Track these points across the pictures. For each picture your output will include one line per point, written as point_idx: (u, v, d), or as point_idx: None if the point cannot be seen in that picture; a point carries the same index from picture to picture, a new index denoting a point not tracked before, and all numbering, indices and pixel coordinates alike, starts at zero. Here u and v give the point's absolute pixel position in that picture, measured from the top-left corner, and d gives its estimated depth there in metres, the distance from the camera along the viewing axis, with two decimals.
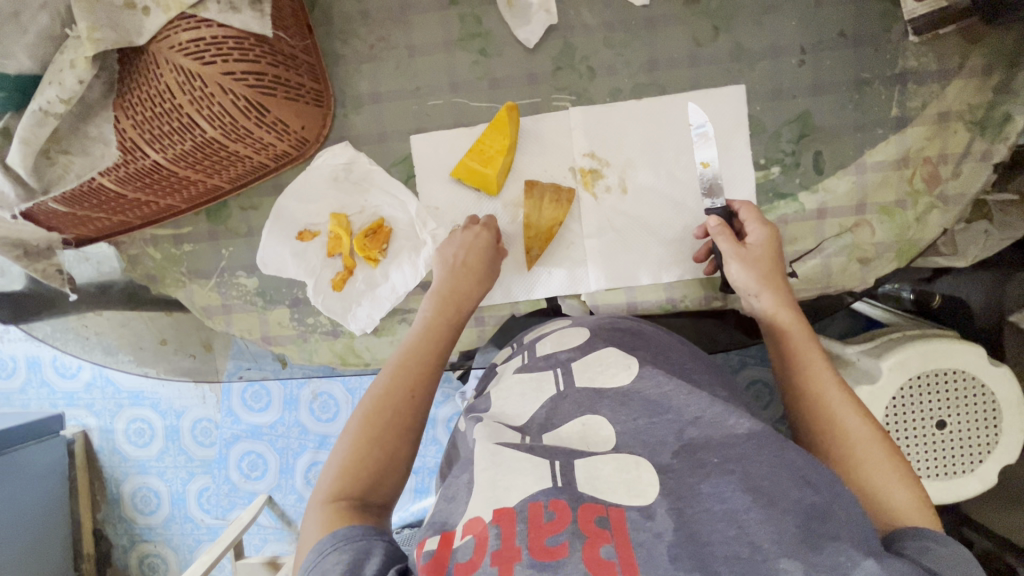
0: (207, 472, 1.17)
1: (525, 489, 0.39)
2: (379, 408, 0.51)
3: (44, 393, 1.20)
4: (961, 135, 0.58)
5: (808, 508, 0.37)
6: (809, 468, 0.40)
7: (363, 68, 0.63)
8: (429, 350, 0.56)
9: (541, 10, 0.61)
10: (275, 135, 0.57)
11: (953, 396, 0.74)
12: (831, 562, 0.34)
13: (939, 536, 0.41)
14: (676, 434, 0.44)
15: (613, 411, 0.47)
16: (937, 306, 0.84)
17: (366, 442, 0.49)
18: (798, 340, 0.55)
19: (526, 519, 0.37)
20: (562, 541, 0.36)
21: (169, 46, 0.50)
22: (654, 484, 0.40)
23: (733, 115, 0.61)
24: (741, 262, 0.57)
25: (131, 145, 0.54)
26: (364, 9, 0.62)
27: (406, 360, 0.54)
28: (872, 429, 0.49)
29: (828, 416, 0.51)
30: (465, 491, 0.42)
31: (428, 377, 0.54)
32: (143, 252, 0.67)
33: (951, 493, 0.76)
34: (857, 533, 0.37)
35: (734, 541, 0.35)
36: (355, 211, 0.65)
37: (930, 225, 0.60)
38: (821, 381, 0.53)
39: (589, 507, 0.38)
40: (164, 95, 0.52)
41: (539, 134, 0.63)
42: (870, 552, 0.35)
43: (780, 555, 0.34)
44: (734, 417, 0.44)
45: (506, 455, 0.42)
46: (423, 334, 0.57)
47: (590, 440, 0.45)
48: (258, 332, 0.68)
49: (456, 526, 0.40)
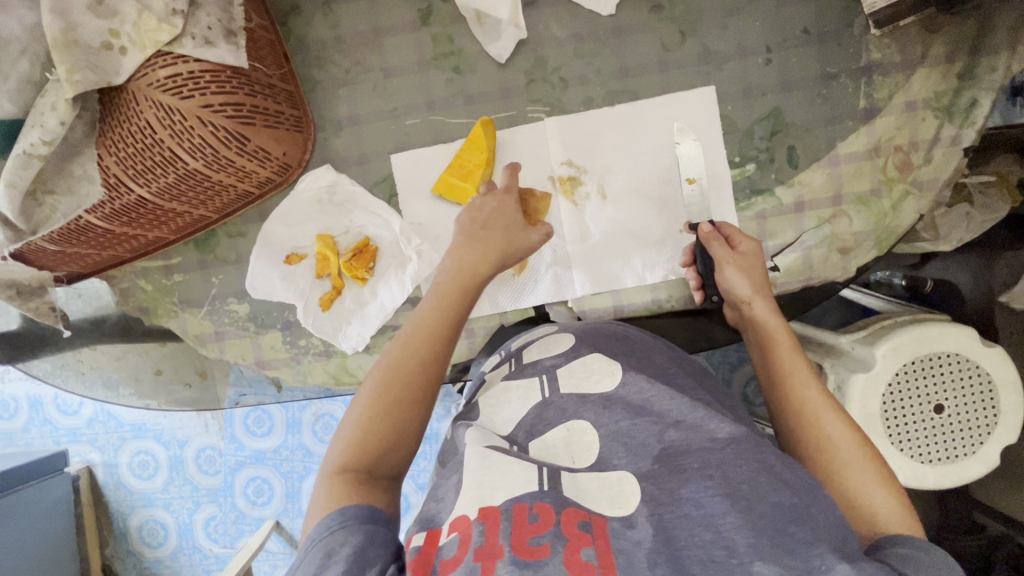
0: (213, 501, 1.17)
1: (512, 488, 0.40)
2: (393, 373, 0.50)
3: (47, 431, 1.21)
4: (930, 122, 0.60)
5: (786, 509, 0.37)
6: (789, 470, 0.40)
7: (341, 92, 0.64)
8: (447, 318, 0.53)
9: (510, 25, 0.62)
10: (257, 163, 0.58)
11: (949, 380, 0.75)
12: (805, 566, 0.34)
13: (921, 543, 0.41)
14: (658, 437, 0.44)
15: (596, 415, 0.47)
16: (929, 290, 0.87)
17: (377, 412, 0.48)
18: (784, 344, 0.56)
19: (510, 518, 0.38)
20: (543, 543, 0.36)
21: (148, 83, 0.51)
22: (636, 493, 0.40)
23: (706, 116, 0.62)
24: (737, 266, 0.58)
25: (115, 181, 0.55)
26: (338, 35, 0.64)
27: (427, 329, 0.52)
28: (855, 436, 0.50)
29: (811, 420, 0.52)
30: (453, 491, 0.42)
31: (448, 347, 0.53)
32: (134, 285, 0.68)
33: (956, 478, 0.76)
34: (834, 537, 0.36)
35: (710, 545, 0.36)
36: (340, 232, 0.66)
37: (906, 212, 0.61)
38: (805, 387, 0.53)
39: (573, 511, 0.39)
40: (144, 131, 0.52)
41: (516, 146, 0.64)
42: (847, 557, 0.35)
43: (755, 558, 0.34)
44: (715, 422, 0.44)
45: (495, 458, 0.42)
46: (439, 303, 0.54)
47: (575, 448, 0.45)
48: (252, 357, 0.68)
49: (443, 525, 0.40)
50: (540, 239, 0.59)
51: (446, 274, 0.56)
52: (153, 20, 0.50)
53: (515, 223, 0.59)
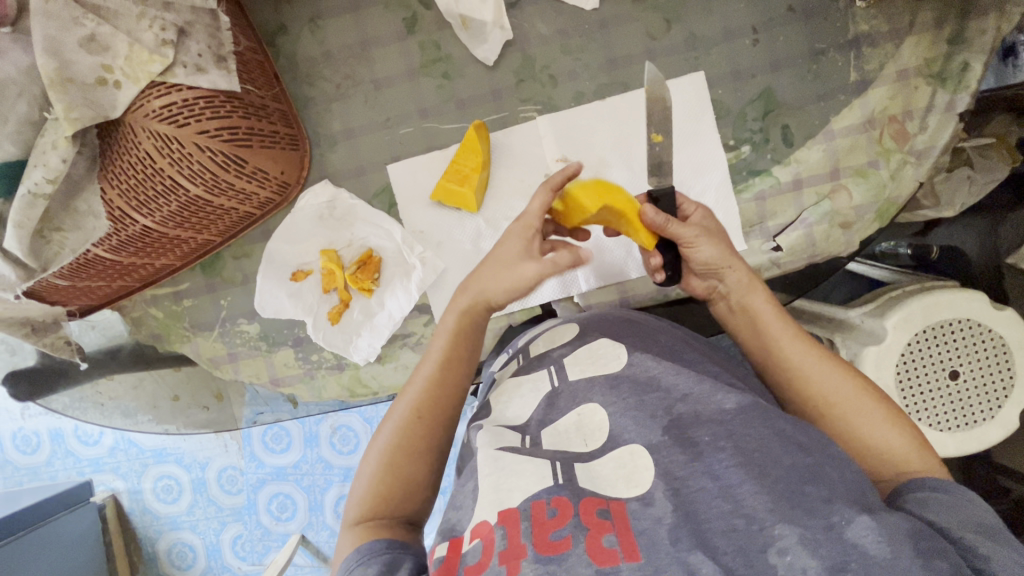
0: (238, 520, 1.18)
1: (528, 488, 0.40)
2: (400, 431, 0.52)
3: (70, 463, 1.23)
4: (923, 89, 0.59)
5: (802, 471, 0.38)
6: (800, 432, 0.40)
7: (333, 107, 0.65)
8: (446, 365, 0.55)
9: (495, 27, 0.62)
10: (256, 184, 0.59)
11: (963, 346, 0.74)
12: (825, 523, 0.34)
13: (942, 484, 0.41)
14: (666, 408, 0.44)
15: (604, 395, 0.47)
16: (936, 257, 0.89)
17: (387, 466, 0.51)
18: (763, 310, 0.54)
19: (529, 517, 0.38)
20: (565, 535, 0.36)
21: (144, 114, 0.51)
22: (649, 467, 0.40)
23: (697, 101, 0.62)
24: (708, 239, 0.53)
25: (120, 214, 0.55)
26: (326, 50, 0.64)
27: (426, 386, 0.54)
28: (854, 383, 0.50)
29: (816, 385, 0.50)
30: (471, 498, 0.42)
31: (451, 398, 0.54)
32: (145, 313, 0.69)
33: (975, 442, 0.76)
34: (852, 491, 0.37)
35: (730, 514, 0.36)
36: (343, 245, 0.67)
37: (905, 180, 0.60)
38: (799, 349, 0.52)
39: (591, 500, 0.39)
40: (144, 162, 0.53)
41: (510, 146, 0.64)
42: (865, 510, 0.35)
43: (775, 521, 0.35)
44: (722, 393, 0.44)
45: (508, 459, 0.43)
46: (439, 364, 0.54)
47: (587, 431, 0.45)
48: (265, 375, 0.69)
49: (464, 531, 0.40)
50: (533, 271, 0.53)
51: (444, 333, 0.56)
52: (144, 52, 0.50)
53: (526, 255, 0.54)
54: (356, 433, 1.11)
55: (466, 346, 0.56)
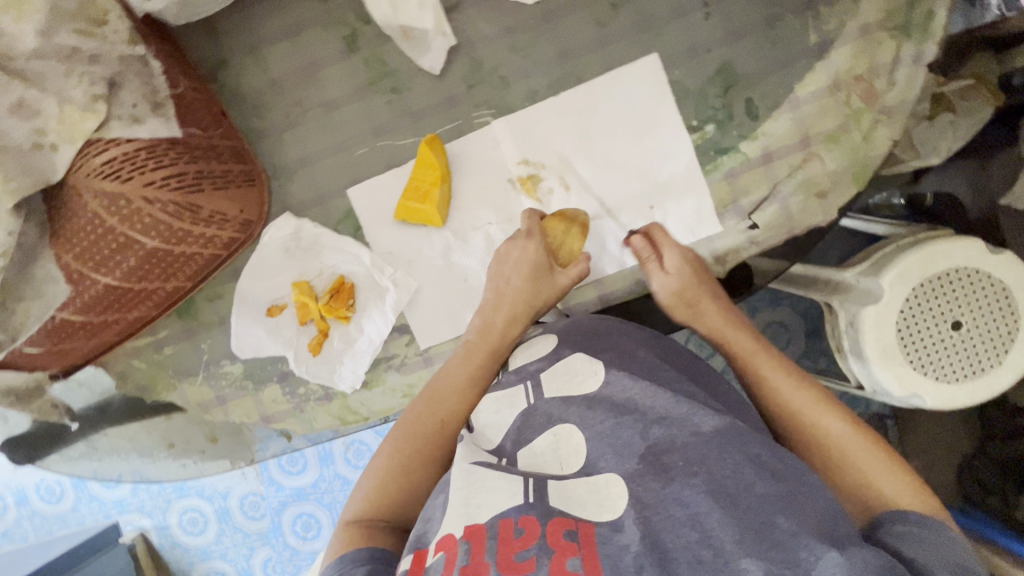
0: (266, 543, 1.20)
1: (497, 505, 0.39)
2: (413, 431, 0.55)
3: (95, 506, 1.25)
4: (887, 43, 0.57)
5: (773, 499, 0.37)
6: (775, 460, 0.40)
7: (285, 136, 0.63)
8: (471, 377, 0.58)
9: (437, 35, 0.60)
10: (216, 227, 0.58)
11: (965, 294, 0.73)
12: (793, 559, 0.34)
13: (924, 521, 0.43)
14: (641, 434, 0.43)
15: (580, 415, 0.46)
16: (931, 202, 0.90)
17: (394, 464, 0.54)
18: (745, 350, 0.59)
19: (496, 535, 0.37)
20: (530, 557, 0.36)
21: (86, 173, 0.50)
22: (624, 495, 0.39)
23: (654, 85, 0.60)
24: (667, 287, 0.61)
25: (78, 276, 0.54)
26: (270, 80, 0.63)
27: (445, 388, 0.57)
28: (848, 427, 0.51)
29: (810, 424, 0.52)
30: (440, 509, 0.42)
31: (467, 400, 0.57)
32: (129, 365, 0.69)
33: (987, 388, 0.74)
34: (822, 522, 0.37)
35: (696, 545, 0.36)
36: (314, 275, 0.66)
37: (878, 140, 0.58)
38: (789, 392, 0.54)
39: (559, 521, 0.38)
40: (95, 222, 0.51)
41: (469, 155, 0.62)
42: (834, 543, 0.35)
43: (741, 554, 0.34)
44: (698, 416, 0.43)
45: (481, 473, 0.42)
46: (463, 361, 0.59)
47: (562, 454, 0.44)
48: (256, 414, 0.69)
49: (430, 544, 0.40)
50: (566, 281, 0.63)
51: (474, 331, 0.61)
52: (77, 111, 0.50)
53: (543, 266, 0.62)
54: (369, 447, 1.11)
55: (488, 347, 0.60)
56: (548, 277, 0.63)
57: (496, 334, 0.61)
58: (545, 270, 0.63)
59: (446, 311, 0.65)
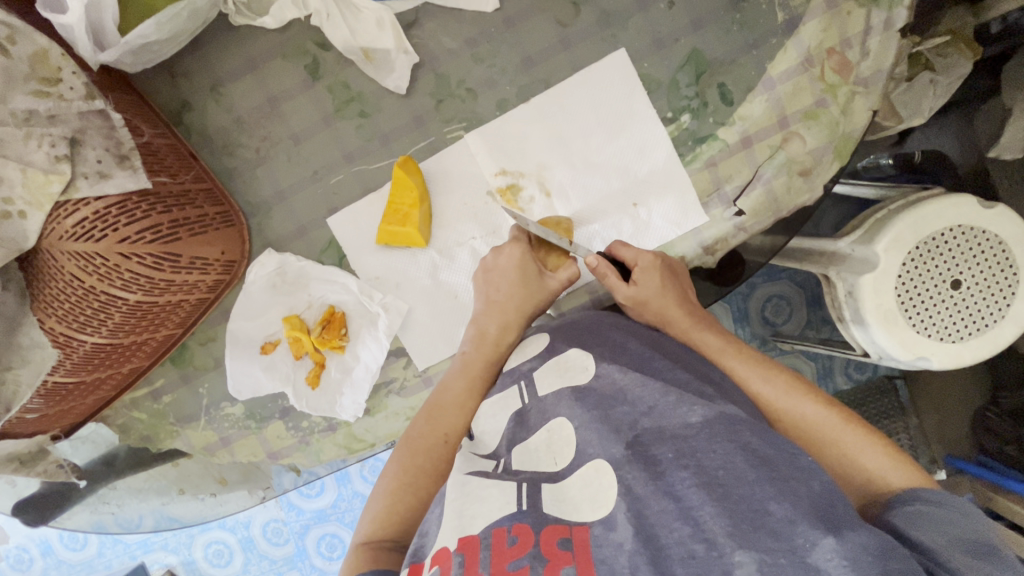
0: (293, 568, 1.20)
1: (490, 515, 0.40)
2: (418, 452, 0.55)
3: (120, 549, 1.26)
4: (856, 15, 0.55)
5: (769, 487, 0.37)
6: (766, 445, 0.40)
7: (258, 172, 0.63)
8: (471, 387, 0.58)
9: (399, 53, 0.59)
10: (198, 272, 0.58)
11: (961, 251, 0.72)
12: (788, 546, 0.34)
13: (931, 495, 0.45)
14: (631, 424, 0.44)
15: (570, 408, 0.46)
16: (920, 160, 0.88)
17: (400, 484, 0.54)
18: (713, 347, 0.57)
19: (488, 546, 0.37)
20: (523, 565, 0.36)
21: (58, 237, 0.48)
22: (614, 486, 0.40)
23: (624, 80, 0.59)
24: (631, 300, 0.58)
25: (64, 338, 0.53)
26: (236, 117, 0.62)
27: (446, 403, 0.57)
28: (820, 409, 0.52)
29: (786, 416, 0.52)
30: (435, 524, 0.42)
31: (469, 413, 0.57)
32: (129, 418, 0.68)
33: (991, 344, 0.73)
34: (817, 504, 0.36)
35: (690, 540, 0.36)
36: (304, 308, 0.65)
37: (857, 112, 0.57)
38: (759, 385, 0.54)
39: (551, 529, 0.38)
40: (72, 284, 0.50)
41: (446, 171, 0.62)
42: (830, 528, 0.35)
43: (736, 547, 0.34)
44: (687, 407, 0.43)
45: (473, 484, 0.43)
46: (462, 374, 0.58)
47: (556, 450, 0.45)
48: (262, 452, 0.68)
49: (426, 557, 0.40)
50: (556, 284, 0.61)
51: (470, 343, 0.60)
52: (39, 174, 0.47)
53: (532, 273, 0.60)
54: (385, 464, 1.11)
55: (485, 357, 0.59)
56: (537, 279, 0.60)
57: (492, 346, 0.60)
58: (532, 280, 0.60)
59: (436, 330, 0.64)
